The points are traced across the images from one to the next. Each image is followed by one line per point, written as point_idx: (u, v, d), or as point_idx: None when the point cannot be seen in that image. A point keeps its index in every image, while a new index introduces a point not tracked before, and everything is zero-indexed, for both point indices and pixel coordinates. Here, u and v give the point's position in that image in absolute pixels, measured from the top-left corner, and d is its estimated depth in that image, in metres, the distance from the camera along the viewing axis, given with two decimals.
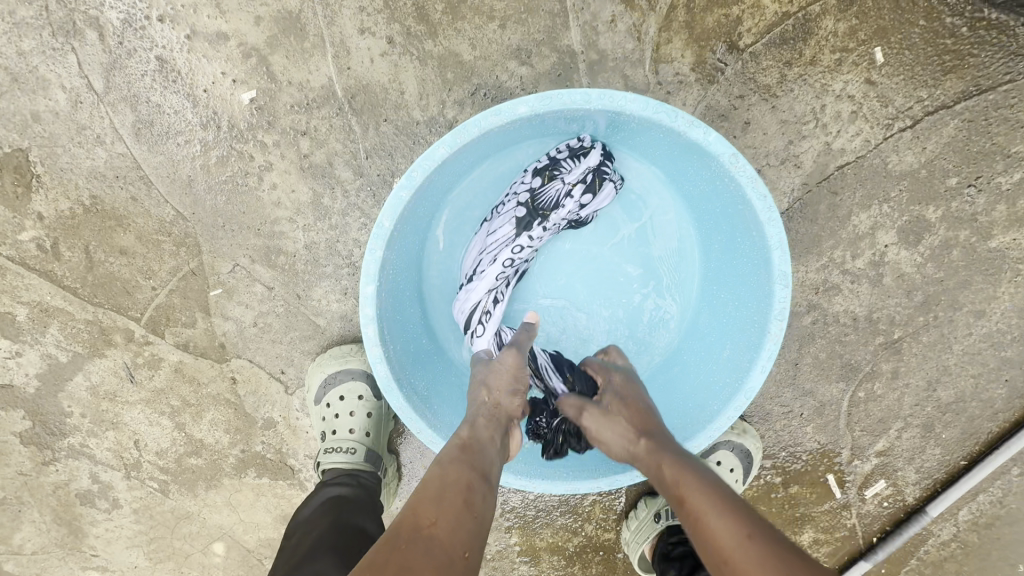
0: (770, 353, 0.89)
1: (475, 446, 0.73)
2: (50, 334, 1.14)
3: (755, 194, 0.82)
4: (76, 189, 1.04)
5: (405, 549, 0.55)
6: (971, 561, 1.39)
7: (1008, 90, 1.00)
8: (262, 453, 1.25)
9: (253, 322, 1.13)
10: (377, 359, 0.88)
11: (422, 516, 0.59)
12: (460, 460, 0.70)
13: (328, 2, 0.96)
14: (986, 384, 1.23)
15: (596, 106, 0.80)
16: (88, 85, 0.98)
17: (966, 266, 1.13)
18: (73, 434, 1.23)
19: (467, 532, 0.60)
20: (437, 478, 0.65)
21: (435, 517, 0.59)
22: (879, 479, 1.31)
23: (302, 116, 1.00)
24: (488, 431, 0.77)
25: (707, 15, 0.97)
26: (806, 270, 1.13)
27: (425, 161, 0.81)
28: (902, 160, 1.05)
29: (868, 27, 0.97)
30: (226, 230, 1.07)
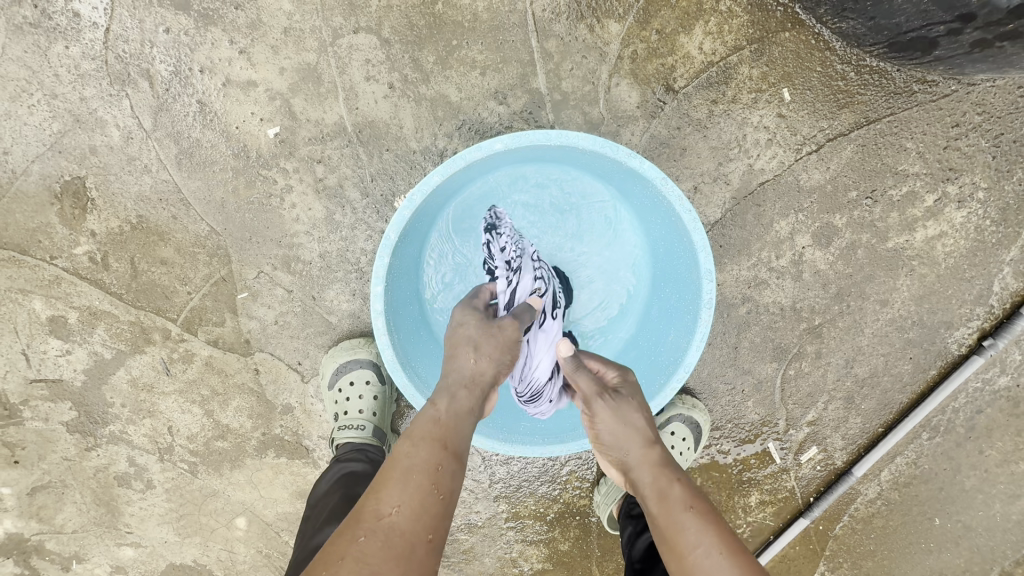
0: (702, 334, 1.10)
1: (448, 424, 0.80)
2: (97, 333, 1.33)
3: (682, 209, 1.05)
4: (125, 209, 1.23)
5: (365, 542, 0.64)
6: (894, 515, 1.62)
7: (891, 120, 1.26)
8: (280, 435, 1.44)
9: (274, 320, 1.33)
10: (385, 345, 1.07)
11: (383, 506, 0.68)
12: (432, 439, 0.77)
13: (339, 55, 1.17)
14: (896, 361, 1.46)
15: (555, 143, 1.03)
16: (139, 124, 1.18)
17: (870, 262, 1.37)
18: (114, 422, 1.41)
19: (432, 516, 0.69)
20: (405, 464, 0.73)
21: (396, 505, 0.68)
22: (811, 445, 1.54)
23: (318, 147, 1.21)
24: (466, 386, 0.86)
25: (648, 64, 1.20)
26: (738, 268, 1.36)
27: (422, 187, 1.02)
28: (811, 177, 1.29)
29: (776, 73, 1.22)
30: (253, 242, 1.27)
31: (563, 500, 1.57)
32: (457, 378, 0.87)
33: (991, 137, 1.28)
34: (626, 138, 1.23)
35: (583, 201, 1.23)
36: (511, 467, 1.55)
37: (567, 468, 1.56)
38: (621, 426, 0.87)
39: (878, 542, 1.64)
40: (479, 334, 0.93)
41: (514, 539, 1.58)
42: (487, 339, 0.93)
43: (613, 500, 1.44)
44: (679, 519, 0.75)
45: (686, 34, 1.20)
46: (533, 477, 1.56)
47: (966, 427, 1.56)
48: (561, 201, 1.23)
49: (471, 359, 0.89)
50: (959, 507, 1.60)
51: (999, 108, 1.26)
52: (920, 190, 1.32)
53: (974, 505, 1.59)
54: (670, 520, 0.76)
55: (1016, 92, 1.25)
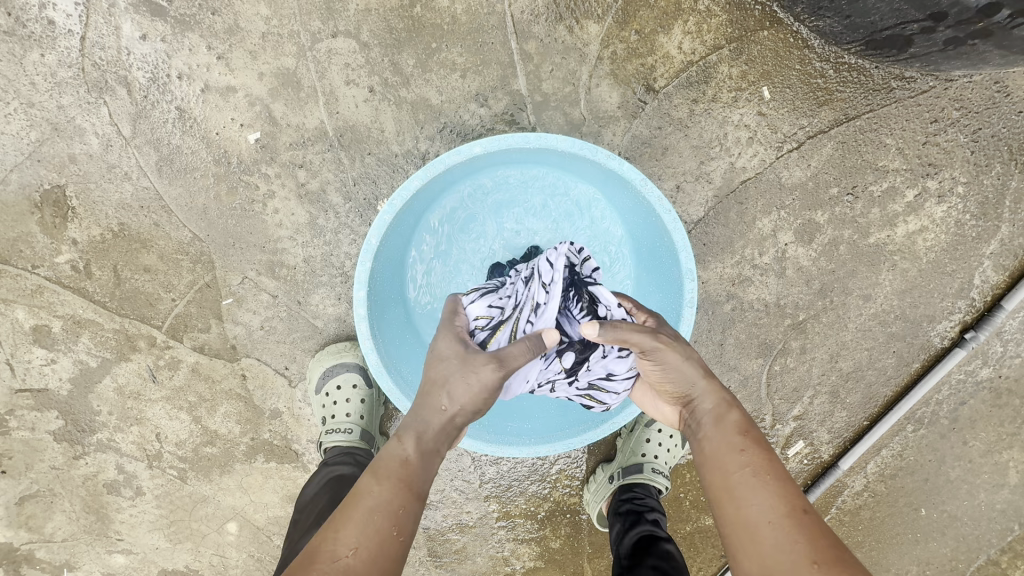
0: (684, 333, 1.10)
1: (415, 464, 0.76)
2: (82, 342, 1.32)
3: (662, 209, 1.05)
4: (106, 217, 1.22)
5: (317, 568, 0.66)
6: (881, 507, 1.64)
7: (870, 117, 1.27)
8: (269, 440, 1.44)
9: (260, 325, 1.33)
10: (369, 349, 1.08)
11: (341, 546, 0.68)
12: (389, 475, 0.75)
13: (318, 60, 1.16)
14: (879, 355, 1.48)
15: (534, 146, 1.03)
16: (118, 131, 1.17)
17: (852, 258, 1.38)
18: (101, 430, 1.41)
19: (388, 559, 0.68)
20: (362, 508, 0.71)
21: (353, 547, 0.68)
22: (798, 439, 1.55)
23: (300, 151, 1.20)
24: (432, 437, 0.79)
25: (628, 64, 1.21)
26: (723, 266, 1.36)
27: (402, 191, 1.02)
28: (792, 175, 1.29)
29: (756, 72, 1.22)
30: (236, 248, 1.26)
31: (553, 499, 1.58)
32: (429, 417, 0.80)
33: (969, 132, 1.29)
34: (607, 139, 1.23)
35: (567, 202, 1.24)
36: (502, 466, 1.56)
37: (557, 467, 1.57)
38: (680, 373, 0.88)
39: (866, 533, 1.66)
40: (456, 367, 0.84)
41: (506, 538, 1.59)
42: (463, 377, 0.82)
43: (603, 498, 1.45)
44: (738, 463, 0.77)
45: (665, 34, 1.20)
46: (523, 476, 1.56)
47: (950, 419, 1.58)
48: (544, 203, 1.24)
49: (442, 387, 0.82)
50: (944, 497, 1.62)
51: (977, 103, 1.27)
52: (900, 185, 1.33)
53: (958, 495, 1.61)
54: (725, 460, 0.78)
55: (993, 88, 1.26)
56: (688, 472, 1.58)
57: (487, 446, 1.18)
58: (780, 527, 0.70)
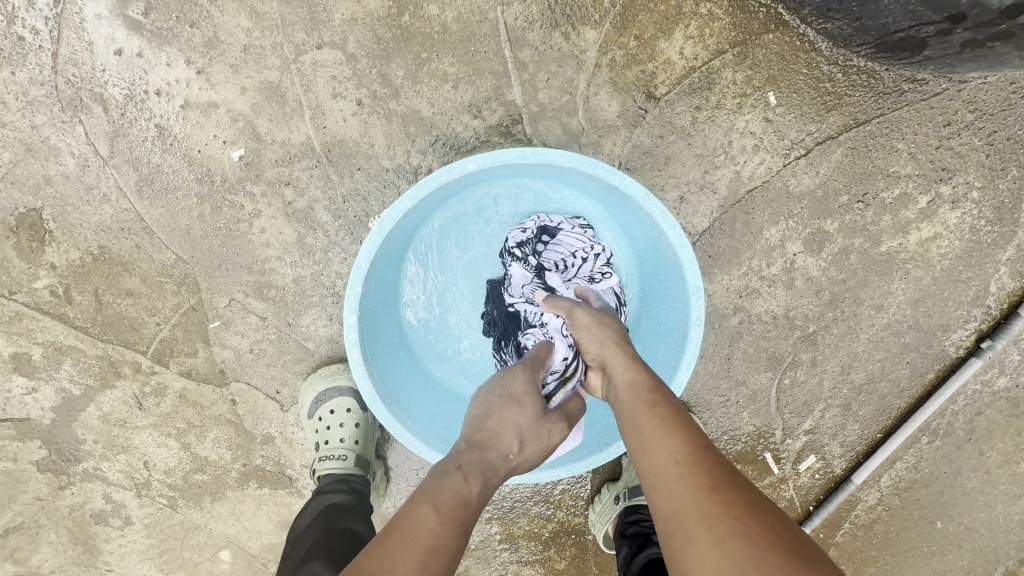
0: (692, 353, 1.05)
1: (495, 475, 0.77)
2: (64, 369, 1.27)
3: (667, 225, 1.00)
4: (86, 240, 1.17)
5: (398, 539, 0.61)
6: (895, 520, 1.59)
7: (881, 122, 1.21)
8: (262, 466, 1.39)
9: (249, 349, 1.28)
10: (362, 377, 1.02)
11: (427, 516, 0.65)
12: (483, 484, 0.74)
13: (303, 72, 1.11)
14: (892, 366, 1.43)
15: (530, 161, 0.97)
16: (95, 151, 1.12)
17: (863, 267, 1.33)
18: (87, 459, 1.35)
19: (461, 542, 0.66)
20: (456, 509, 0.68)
21: (440, 530, 0.64)
22: (809, 454, 1.50)
23: (286, 168, 1.15)
24: (514, 446, 0.83)
25: (627, 71, 1.15)
26: (729, 278, 1.31)
27: (393, 212, 0.97)
28: (800, 182, 1.24)
29: (761, 76, 1.17)
30: (223, 270, 1.21)
31: (557, 520, 1.52)
32: (505, 435, 0.83)
33: (983, 135, 1.24)
34: (607, 149, 1.18)
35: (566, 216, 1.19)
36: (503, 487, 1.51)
37: (560, 487, 1.51)
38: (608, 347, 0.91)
39: (881, 547, 1.60)
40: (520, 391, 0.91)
41: (509, 560, 1.54)
42: (535, 436, 0.85)
43: (608, 519, 1.40)
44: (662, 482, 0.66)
45: (666, 39, 1.15)
46: (525, 496, 1.51)
47: (966, 429, 1.53)
48: None
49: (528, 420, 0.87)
50: (959, 509, 1.57)
51: (992, 105, 1.22)
52: (912, 191, 1.28)
53: (975, 508, 1.56)
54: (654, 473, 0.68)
55: (1008, 89, 1.21)
56: None
57: None
58: (698, 528, 0.58)
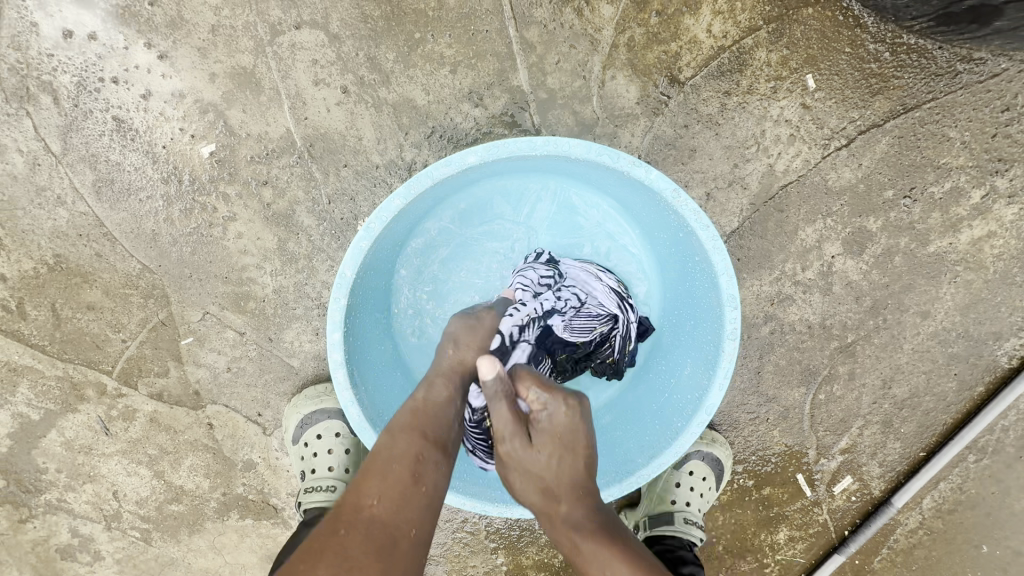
0: (725, 371, 0.93)
1: (429, 410, 0.70)
2: (20, 392, 1.14)
3: (699, 225, 0.87)
4: (39, 248, 1.04)
5: (342, 536, 0.54)
6: (938, 545, 1.45)
7: (932, 107, 1.08)
8: (243, 495, 1.25)
9: (226, 367, 1.15)
10: (349, 401, 0.90)
11: (363, 496, 0.58)
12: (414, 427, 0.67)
13: (281, 57, 0.98)
14: (937, 379, 1.29)
15: (542, 153, 0.84)
16: (46, 147, 0.99)
17: (908, 270, 1.20)
18: (49, 490, 1.22)
19: (415, 508, 0.59)
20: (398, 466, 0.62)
21: (378, 496, 0.58)
22: (846, 475, 1.37)
23: (263, 165, 1.02)
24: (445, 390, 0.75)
25: (647, 53, 1.02)
26: (760, 284, 1.18)
27: (382, 213, 0.84)
28: (840, 176, 1.11)
29: (799, 57, 1.04)
30: (194, 280, 1.08)
31: None
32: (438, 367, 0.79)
33: None
34: (625, 140, 1.05)
35: (579, 217, 1.06)
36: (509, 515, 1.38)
37: None
38: None
39: (923, 575, 1.47)
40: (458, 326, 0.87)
41: None
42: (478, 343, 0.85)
43: None
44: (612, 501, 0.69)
45: (691, 15, 1.02)
46: (534, 524, 1.38)
47: (1017, 447, 1.39)
48: (552, 219, 1.06)
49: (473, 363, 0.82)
50: (1008, 533, 1.43)
51: None
52: (965, 185, 1.14)
53: None
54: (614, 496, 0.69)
55: None
56: (721, 514, 1.39)
57: (493, 507, 1.00)
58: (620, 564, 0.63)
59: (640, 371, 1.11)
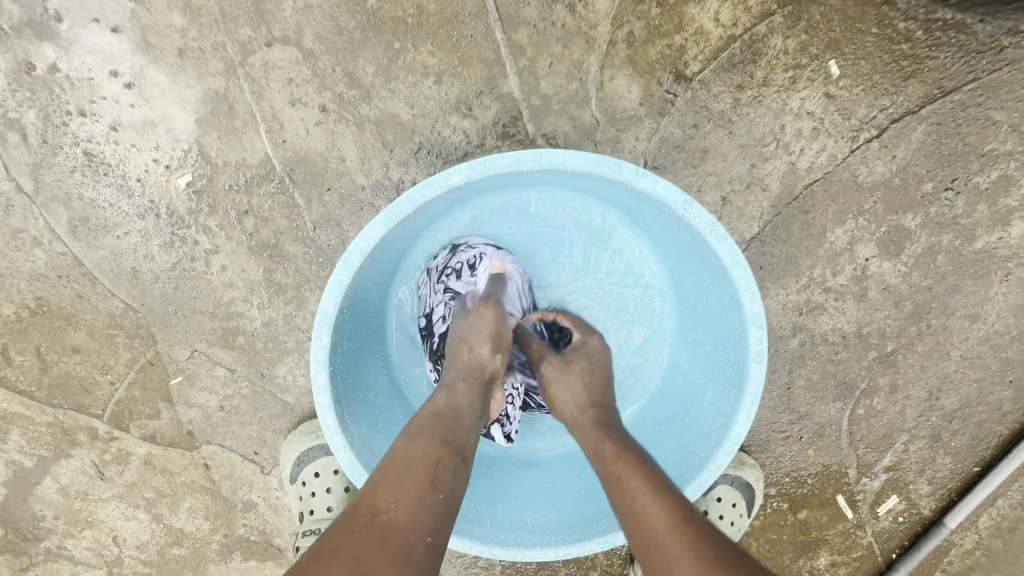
0: (753, 396, 0.84)
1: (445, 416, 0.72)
2: (11, 440, 1.10)
3: (715, 238, 0.78)
4: (19, 292, 1.00)
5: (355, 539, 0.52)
6: (999, 567, 1.33)
7: (974, 88, 0.96)
8: (245, 536, 1.20)
9: (219, 406, 1.09)
10: (339, 446, 0.83)
11: (381, 501, 0.57)
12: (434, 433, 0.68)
13: (255, 78, 0.92)
14: (991, 387, 1.17)
15: (534, 168, 0.76)
16: (18, 187, 0.94)
17: (954, 270, 1.08)
18: (49, 537, 1.19)
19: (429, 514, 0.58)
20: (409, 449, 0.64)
21: (394, 502, 0.57)
22: (890, 494, 1.26)
23: (243, 194, 0.96)
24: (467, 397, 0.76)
25: (649, 48, 0.93)
26: (786, 292, 1.07)
27: (362, 242, 0.77)
28: (872, 171, 1.00)
29: (819, 42, 0.94)
30: (180, 317, 1.03)
31: None
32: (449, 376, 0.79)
33: None
34: (628, 145, 0.96)
35: (584, 230, 0.97)
36: None
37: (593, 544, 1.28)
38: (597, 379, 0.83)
39: None
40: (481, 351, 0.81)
41: None
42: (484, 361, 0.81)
43: None
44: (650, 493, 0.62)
45: (695, 4, 0.93)
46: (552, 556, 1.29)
47: None
48: (555, 234, 0.98)
49: (488, 354, 0.81)
50: None
51: None
52: (1015, 173, 1.02)
53: None
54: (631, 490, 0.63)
55: None
56: (755, 540, 1.28)
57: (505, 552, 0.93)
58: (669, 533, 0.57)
59: (658, 395, 1.02)
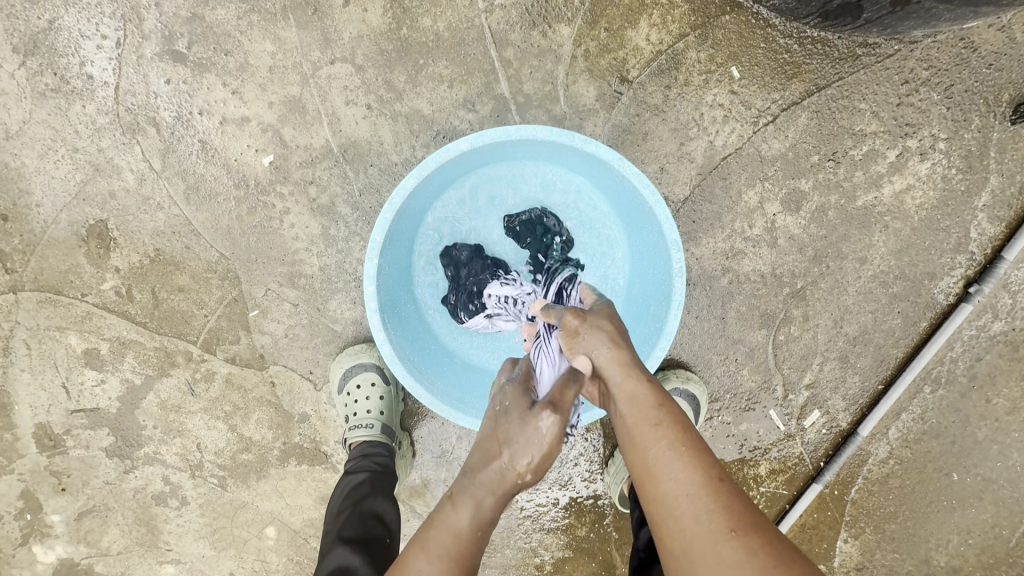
0: (678, 302, 1.15)
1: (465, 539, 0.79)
2: (127, 361, 1.45)
3: (642, 184, 1.12)
4: (143, 245, 1.37)
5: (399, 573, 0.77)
6: (911, 474, 1.59)
7: (840, 85, 1.34)
8: (300, 444, 1.51)
9: (284, 334, 1.43)
10: (382, 340, 1.15)
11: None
12: (450, 536, 0.79)
13: (320, 86, 1.30)
14: (884, 316, 1.48)
15: (516, 138, 1.12)
16: (150, 166, 1.33)
17: (842, 223, 1.42)
18: (148, 444, 1.50)
19: None
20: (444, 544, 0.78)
21: None
22: (813, 409, 1.55)
23: (309, 169, 1.33)
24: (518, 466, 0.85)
25: (601, 60, 1.30)
26: (714, 241, 1.42)
27: (400, 190, 1.12)
28: (771, 147, 1.36)
29: (723, 54, 1.31)
30: (259, 262, 1.38)
31: (575, 485, 1.60)
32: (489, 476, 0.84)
33: (941, 89, 1.34)
34: (589, 130, 1.32)
35: (558, 193, 1.32)
36: None
37: (576, 453, 1.59)
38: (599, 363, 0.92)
39: (899, 503, 1.61)
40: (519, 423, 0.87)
41: (532, 529, 1.62)
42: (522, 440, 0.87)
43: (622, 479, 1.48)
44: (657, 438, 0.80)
45: (633, 29, 1.30)
46: (544, 464, 1.59)
47: (968, 377, 1.54)
48: (535, 193, 1.32)
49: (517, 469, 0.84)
50: (972, 459, 1.57)
51: (944, 61, 1.33)
52: (880, 148, 1.38)
53: (991, 457, 1.57)
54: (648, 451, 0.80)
55: (959, 45, 1.32)
56: (706, 450, 1.58)
57: None
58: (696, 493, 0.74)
59: None
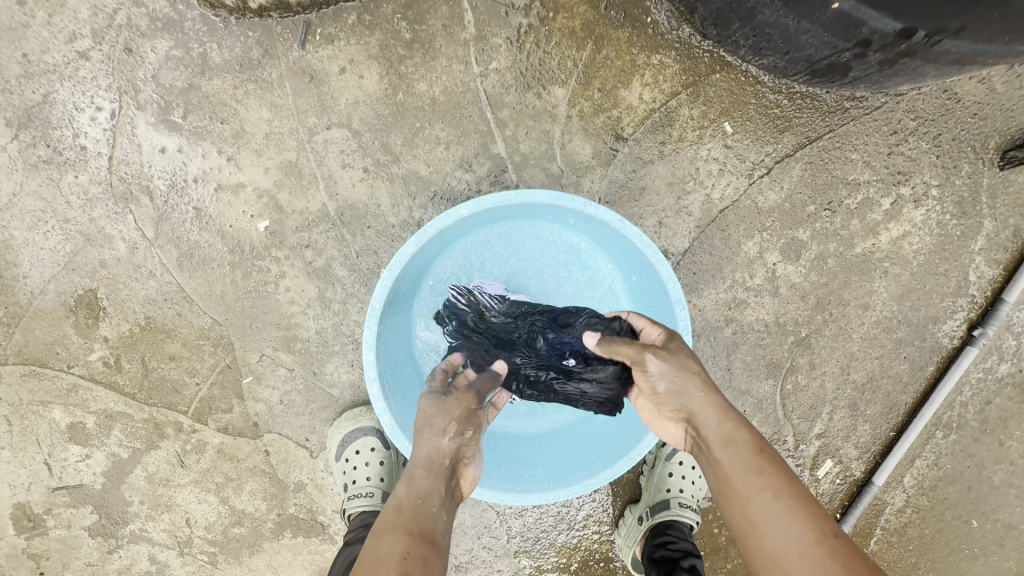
0: None
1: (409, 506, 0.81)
2: (114, 435, 1.38)
3: (644, 244, 1.11)
4: (134, 313, 1.33)
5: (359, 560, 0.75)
6: (929, 523, 1.54)
7: (831, 137, 1.36)
8: (295, 514, 1.43)
9: (279, 400, 1.38)
10: (382, 410, 1.11)
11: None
12: (401, 526, 0.78)
13: (317, 151, 1.30)
14: (890, 362, 1.46)
15: (516, 202, 1.11)
16: (142, 234, 1.31)
17: (842, 270, 1.42)
18: (133, 521, 1.42)
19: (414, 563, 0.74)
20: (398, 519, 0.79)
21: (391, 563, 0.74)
22: (826, 459, 1.51)
23: (306, 233, 1.31)
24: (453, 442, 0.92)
25: (596, 118, 1.32)
26: (716, 292, 1.40)
27: (400, 257, 1.10)
28: (767, 198, 1.37)
29: (714, 110, 1.33)
30: (254, 328, 1.35)
31: (585, 546, 1.53)
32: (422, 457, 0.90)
33: (929, 138, 1.37)
34: (586, 187, 1.33)
35: (558, 249, 1.31)
36: (526, 519, 1.52)
37: (585, 512, 1.52)
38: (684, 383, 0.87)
39: (920, 553, 1.55)
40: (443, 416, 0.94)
41: None
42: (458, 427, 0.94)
43: (634, 541, 1.41)
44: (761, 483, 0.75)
45: (626, 88, 1.32)
46: (551, 526, 1.52)
47: (979, 420, 1.51)
48: (534, 250, 1.31)
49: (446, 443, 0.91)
50: (991, 504, 1.53)
51: (930, 111, 1.36)
52: (874, 196, 1.39)
53: (1009, 502, 1.53)
54: (740, 485, 0.76)
55: (943, 96, 1.35)
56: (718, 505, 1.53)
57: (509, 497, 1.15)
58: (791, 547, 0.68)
59: None
